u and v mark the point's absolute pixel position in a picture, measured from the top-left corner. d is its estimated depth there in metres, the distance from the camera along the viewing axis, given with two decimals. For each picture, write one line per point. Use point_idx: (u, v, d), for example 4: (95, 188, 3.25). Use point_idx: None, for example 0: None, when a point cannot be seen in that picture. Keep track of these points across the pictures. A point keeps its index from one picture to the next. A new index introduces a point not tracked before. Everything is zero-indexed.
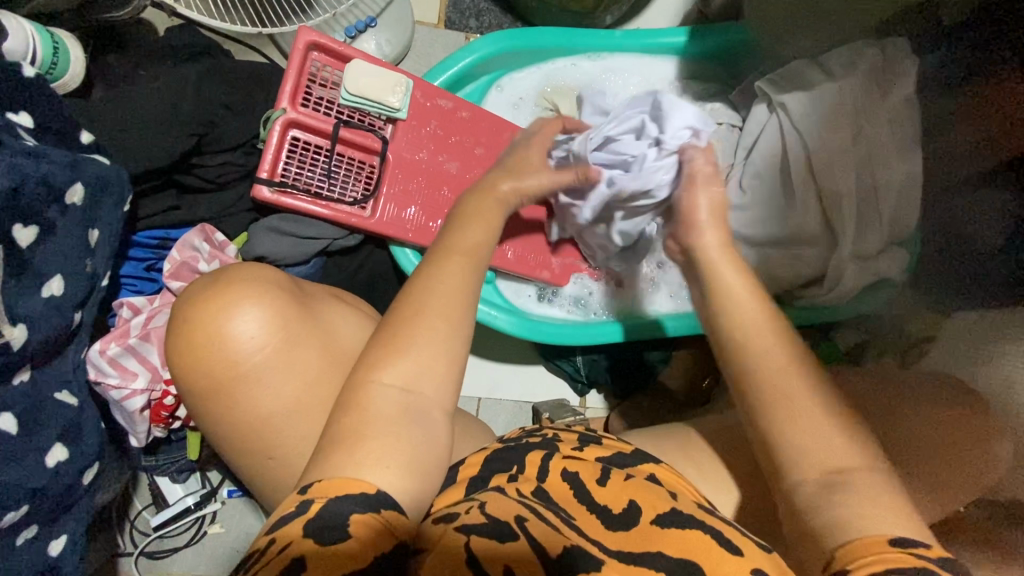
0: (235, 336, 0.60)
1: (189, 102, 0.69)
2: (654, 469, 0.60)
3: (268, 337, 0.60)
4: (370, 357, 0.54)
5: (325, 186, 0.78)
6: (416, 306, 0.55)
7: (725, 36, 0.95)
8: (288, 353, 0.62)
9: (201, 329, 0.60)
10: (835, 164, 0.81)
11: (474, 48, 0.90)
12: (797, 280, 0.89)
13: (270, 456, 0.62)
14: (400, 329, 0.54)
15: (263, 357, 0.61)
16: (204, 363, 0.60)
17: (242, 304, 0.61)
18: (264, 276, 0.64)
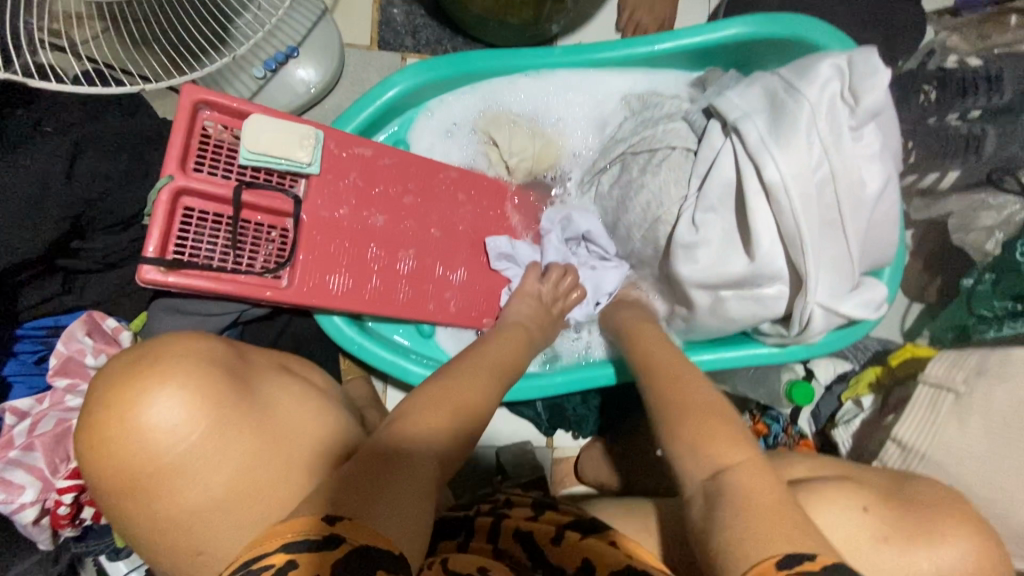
0: (184, 408, 0.54)
1: (60, 180, 0.61)
2: (616, 535, 0.57)
3: (199, 420, 0.53)
4: (415, 417, 0.52)
5: (230, 256, 0.70)
6: (444, 388, 0.57)
7: (677, 47, 0.86)
8: (231, 432, 0.55)
9: (140, 405, 0.52)
10: (798, 197, 0.69)
11: (396, 81, 0.81)
12: (763, 321, 0.78)
13: (199, 551, 0.53)
14: (436, 401, 0.55)
15: (202, 436, 0.54)
16: (132, 448, 0.52)
17: (190, 373, 0.55)
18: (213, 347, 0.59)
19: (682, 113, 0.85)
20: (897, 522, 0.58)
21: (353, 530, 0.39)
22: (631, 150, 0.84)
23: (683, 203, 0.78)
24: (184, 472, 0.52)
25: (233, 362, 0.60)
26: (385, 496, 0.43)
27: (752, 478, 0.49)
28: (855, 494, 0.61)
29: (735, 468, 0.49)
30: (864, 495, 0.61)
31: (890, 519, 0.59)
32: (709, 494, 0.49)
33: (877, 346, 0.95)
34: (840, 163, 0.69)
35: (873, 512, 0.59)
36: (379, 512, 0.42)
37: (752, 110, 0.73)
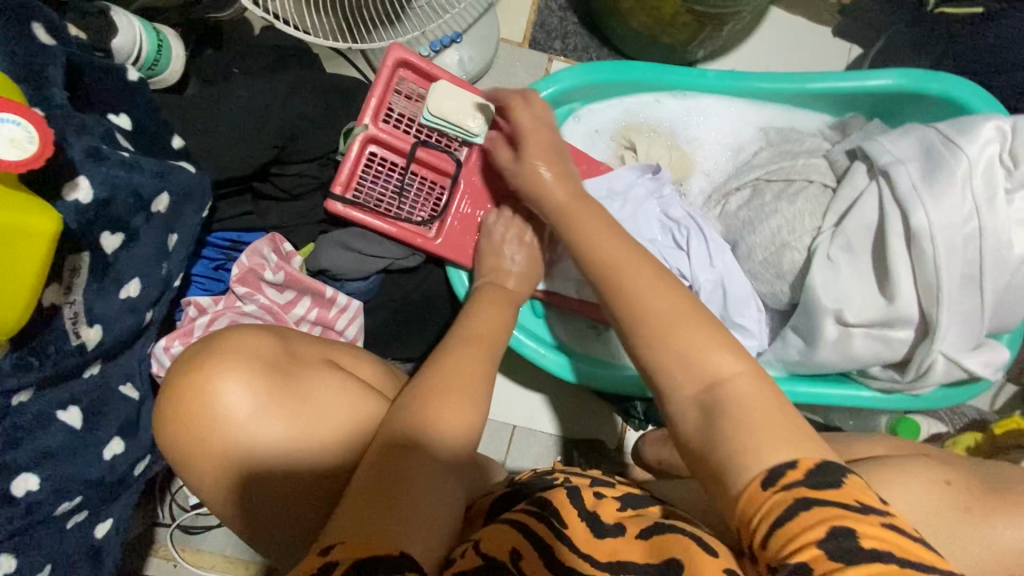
0: (222, 414, 0.51)
1: (275, 114, 0.71)
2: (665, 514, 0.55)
3: (242, 411, 0.51)
4: (405, 419, 0.52)
5: (395, 203, 0.78)
6: (435, 379, 0.55)
7: (829, 88, 0.89)
8: (272, 434, 0.52)
9: (185, 404, 0.51)
10: (942, 246, 0.72)
11: (559, 79, 0.86)
12: (875, 362, 0.80)
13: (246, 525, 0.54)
14: (431, 398, 0.53)
15: (245, 442, 0.51)
16: (185, 442, 0.52)
17: (227, 377, 0.51)
18: (252, 343, 0.54)
19: (823, 150, 0.88)
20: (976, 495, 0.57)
21: (342, 552, 0.40)
22: (767, 177, 0.87)
23: (815, 233, 0.81)
24: (232, 474, 0.52)
25: (276, 361, 0.54)
26: (373, 524, 0.44)
27: (750, 387, 0.47)
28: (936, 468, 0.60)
29: (736, 379, 0.47)
30: (945, 470, 0.60)
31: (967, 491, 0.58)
32: (703, 404, 0.47)
33: (974, 415, 0.94)
34: (989, 222, 0.71)
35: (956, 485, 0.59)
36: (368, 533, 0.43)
37: (905, 156, 0.76)
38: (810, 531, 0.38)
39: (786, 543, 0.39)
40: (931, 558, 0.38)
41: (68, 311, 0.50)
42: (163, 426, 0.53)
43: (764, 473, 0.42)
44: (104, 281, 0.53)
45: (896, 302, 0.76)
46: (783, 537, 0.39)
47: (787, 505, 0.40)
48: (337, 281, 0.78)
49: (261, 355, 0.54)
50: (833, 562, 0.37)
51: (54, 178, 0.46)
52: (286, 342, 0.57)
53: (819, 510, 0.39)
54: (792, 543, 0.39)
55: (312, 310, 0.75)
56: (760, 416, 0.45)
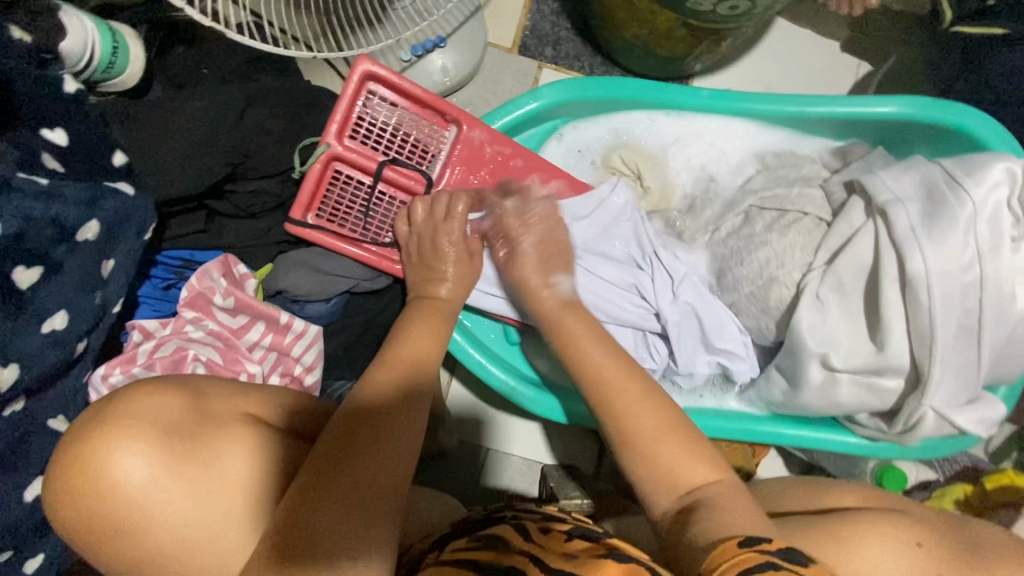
0: (114, 486, 0.45)
1: (230, 129, 0.66)
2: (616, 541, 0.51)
3: (155, 476, 0.46)
4: (329, 467, 0.48)
5: (360, 223, 0.75)
6: (363, 419, 0.52)
7: (834, 112, 0.83)
8: (173, 504, 0.46)
9: (70, 475, 0.45)
10: (938, 296, 0.67)
11: (541, 94, 0.81)
12: (862, 409, 0.76)
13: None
14: (356, 441, 0.50)
15: (143, 514, 0.45)
16: (72, 518, 0.45)
17: (122, 443, 0.45)
18: (156, 402, 0.48)
19: (820, 179, 0.83)
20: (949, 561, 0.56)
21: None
22: (759, 205, 0.82)
23: (805, 269, 0.76)
24: (131, 551, 0.46)
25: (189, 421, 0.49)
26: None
27: (723, 494, 0.52)
28: (908, 528, 0.58)
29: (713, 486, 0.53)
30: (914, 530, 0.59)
31: (939, 556, 0.57)
32: (683, 507, 0.52)
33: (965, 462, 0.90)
34: (992, 271, 0.66)
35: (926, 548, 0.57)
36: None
37: (904, 194, 0.71)
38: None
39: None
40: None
41: None
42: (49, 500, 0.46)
43: (743, 537, 0.44)
44: (22, 318, 0.49)
45: (886, 351, 0.71)
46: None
47: (757, 561, 0.40)
48: (296, 303, 0.75)
49: (167, 414, 0.48)
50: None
51: None
52: (198, 396, 0.51)
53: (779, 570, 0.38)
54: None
55: (267, 336, 0.72)
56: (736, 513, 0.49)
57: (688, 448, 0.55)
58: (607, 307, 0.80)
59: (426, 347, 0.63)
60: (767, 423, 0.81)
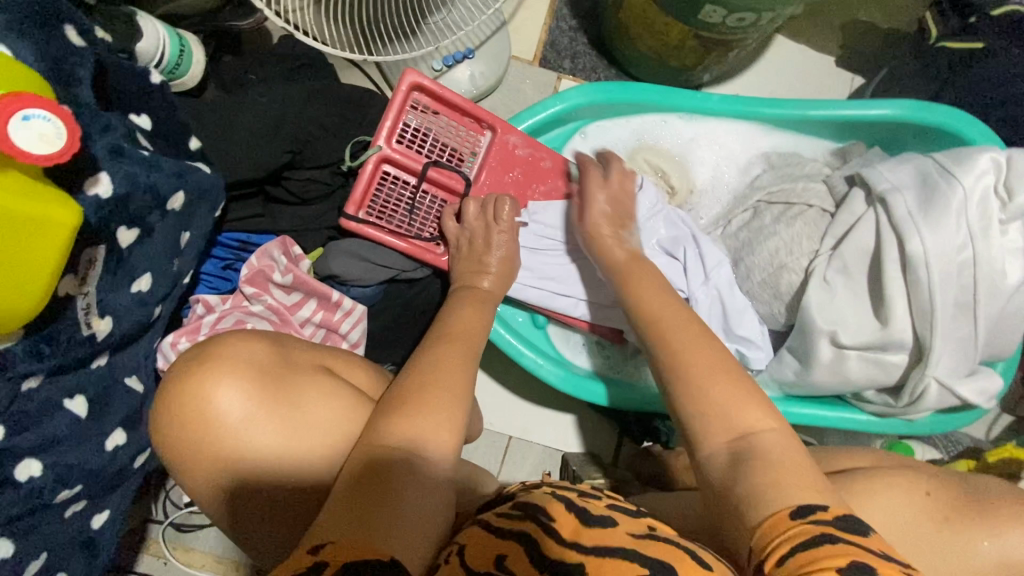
0: (216, 418, 0.53)
1: (290, 121, 0.73)
2: (652, 522, 0.54)
3: (246, 413, 0.54)
4: (388, 419, 0.54)
5: (406, 219, 0.82)
6: (423, 380, 0.58)
7: (835, 114, 0.90)
8: (263, 437, 0.54)
9: (179, 407, 0.54)
10: (936, 274, 0.73)
11: (566, 97, 0.88)
12: (870, 385, 0.81)
13: (245, 518, 0.57)
14: (415, 397, 0.56)
15: (237, 443, 0.54)
16: (180, 443, 0.54)
17: (223, 382, 0.54)
18: (250, 349, 0.57)
19: (824, 175, 0.90)
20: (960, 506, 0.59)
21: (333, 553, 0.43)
22: (767, 199, 0.89)
23: (812, 256, 0.83)
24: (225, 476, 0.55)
25: (271, 368, 0.57)
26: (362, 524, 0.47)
27: (777, 442, 0.51)
28: (916, 478, 0.62)
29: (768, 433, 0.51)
30: (925, 480, 0.62)
31: (953, 506, 0.60)
32: (734, 455, 0.51)
33: (969, 442, 0.95)
34: (984, 251, 0.73)
35: (935, 496, 0.60)
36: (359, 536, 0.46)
37: (902, 183, 0.78)
38: (829, 559, 0.40)
39: (804, 566, 0.40)
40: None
41: (81, 301, 0.51)
42: (158, 430, 0.55)
43: (793, 507, 0.45)
44: (117, 276, 0.54)
45: (889, 327, 0.76)
46: (801, 563, 0.41)
47: (810, 538, 0.42)
48: (343, 285, 0.80)
49: (258, 361, 0.56)
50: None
51: (76, 172, 0.48)
52: (281, 348, 0.59)
53: (839, 545, 0.41)
54: (809, 565, 0.40)
55: (317, 313, 0.77)
56: (786, 471, 0.48)
57: (737, 397, 0.54)
58: None
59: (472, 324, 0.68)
60: (780, 402, 0.86)
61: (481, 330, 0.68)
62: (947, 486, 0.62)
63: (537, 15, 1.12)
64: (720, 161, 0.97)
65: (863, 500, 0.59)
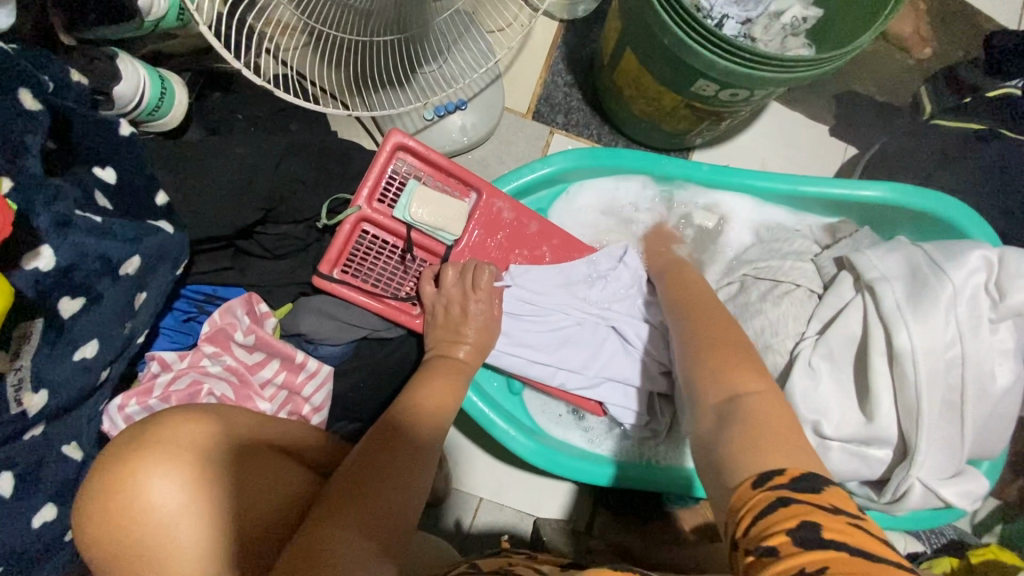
0: (150, 508, 0.50)
1: (266, 175, 0.71)
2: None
3: (190, 497, 0.51)
4: (340, 495, 0.54)
5: (382, 280, 0.79)
6: (379, 457, 0.58)
7: (825, 193, 0.89)
8: (199, 530, 0.51)
9: (110, 496, 0.50)
10: (924, 371, 0.71)
11: (555, 160, 0.87)
12: (852, 478, 0.78)
13: None
14: (371, 472, 0.56)
15: (171, 538, 0.50)
16: (114, 536, 0.50)
17: (164, 467, 0.51)
18: (195, 428, 0.54)
19: (812, 254, 0.89)
20: None
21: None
22: (754, 275, 0.87)
23: (798, 339, 0.80)
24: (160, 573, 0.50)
25: (219, 446, 0.55)
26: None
27: (764, 405, 0.55)
28: None
29: (749, 396, 0.56)
30: None
31: None
32: (721, 414, 0.56)
33: (951, 534, 0.92)
34: (972, 350, 0.71)
35: None
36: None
37: (890, 272, 0.76)
38: (781, 524, 0.42)
39: (762, 531, 0.42)
40: (887, 555, 0.40)
41: (12, 377, 0.48)
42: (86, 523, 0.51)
43: (755, 477, 0.47)
44: (57, 346, 0.51)
45: (875, 421, 0.74)
46: (761, 528, 0.43)
47: (768, 502, 0.44)
48: (311, 344, 0.77)
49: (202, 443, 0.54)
50: (797, 546, 0.40)
51: (17, 246, 0.45)
52: (231, 423, 0.58)
53: (791, 508, 0.43)
54: (767, 532, 0.42)
55: (279, 374, 0.74)
56: (763, 438, 0.51)
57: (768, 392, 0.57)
58: (614, 367, 0.84)
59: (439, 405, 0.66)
60: None
61: (449, 404, 0.68)
62: None
63: (532, 68, 1.11)
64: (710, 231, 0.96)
65: None
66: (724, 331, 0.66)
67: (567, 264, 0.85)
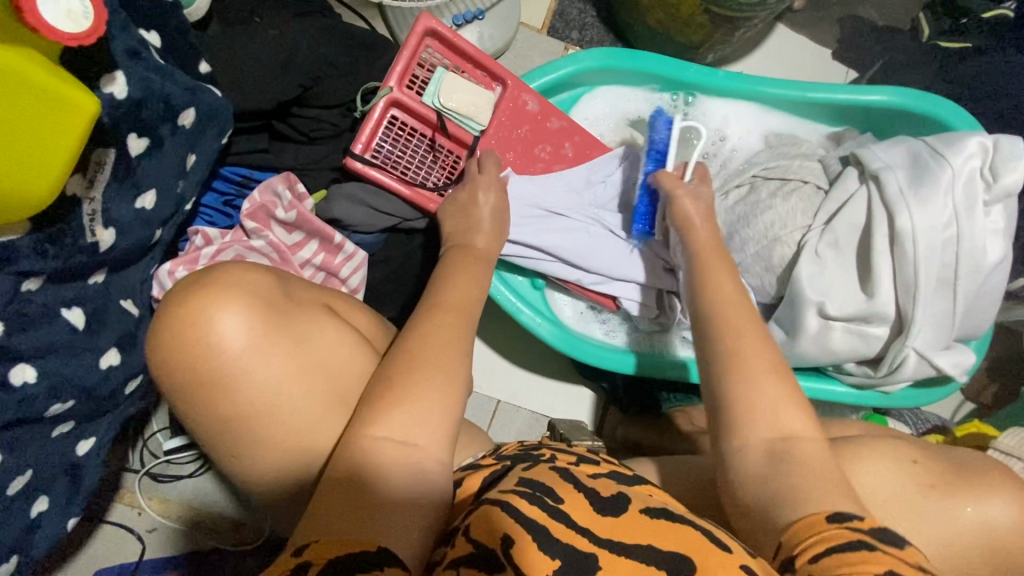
0: (219, 345, 0.54)
1: (303, 55, 0.72)
2: (653, 492, 0.56)
3: (253, 341, 0.54)
4: (376, 401, 0.54)
5: (411, 167, 0.82)
6: (414, 359, 0.56)
7: (830, 98, 0.94)
8: (267, 368, 0.55)
9: (178, 332, 0.53)
10: (923, 248, 0.76)
11: (577, 59, 0.89)
12: (851, 357, 0.84)
13: (235, 453, 0.57)
14: (413, 372, 0.55)
15: (240, 372, 0.54)
16: (181, 367, 0.54)
17: (227, 310, 0.54)
18: (251, 281, 0.57)
19: (818, 156, 0.93)
20: (943, 474, 0.63)
21: (318, 551, 0.44)
22: (764, 174, 0.90)
23: (804, 231, 0.85)
24: (226, 406, 0.55)
25: (275, 301, 0.57)
26: (355, 509, 0.48)
27: (816, 449, 0.52)
28: (905, 448, 0.66)
29: (802, 439, 0.52)
30: (913, 450, 0.66)
31: (936, 471, 0.64)
32: (774, 452, 0.52)
33: (935, 421, 1.00)
34: (967, 229, 0.76)
35: (922, 465, 0.64)
36: (349, 522, 0.47)
37: (893, 163, 0.81)
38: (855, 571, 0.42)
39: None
40: None
41: (87, 207, 0.50)
42: (156, 352, 0.55)
43: (831, 509, 0.47)
44: (124, 185, 0.53)
45: (875, 298, 0.80)
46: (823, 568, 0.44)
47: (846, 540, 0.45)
48: (346, 230, 0.80)
49: (259, 293, 0.57)
50: None
51: (94, 68, 0.47)
52: (283, 285, 0.60)
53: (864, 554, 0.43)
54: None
55: (318, 255, 0.76)
56: (823, 479, 0.49)
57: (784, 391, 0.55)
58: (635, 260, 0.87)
59: (478, 270, 0.68)
60: None
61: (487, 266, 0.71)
62: (933, 456, 0.66)
63: None
64: (720, 138, 1.00)
65: (846, 462, 0.63)
66: (753, 329, 0.58)
67: (589, 161, 0.88)
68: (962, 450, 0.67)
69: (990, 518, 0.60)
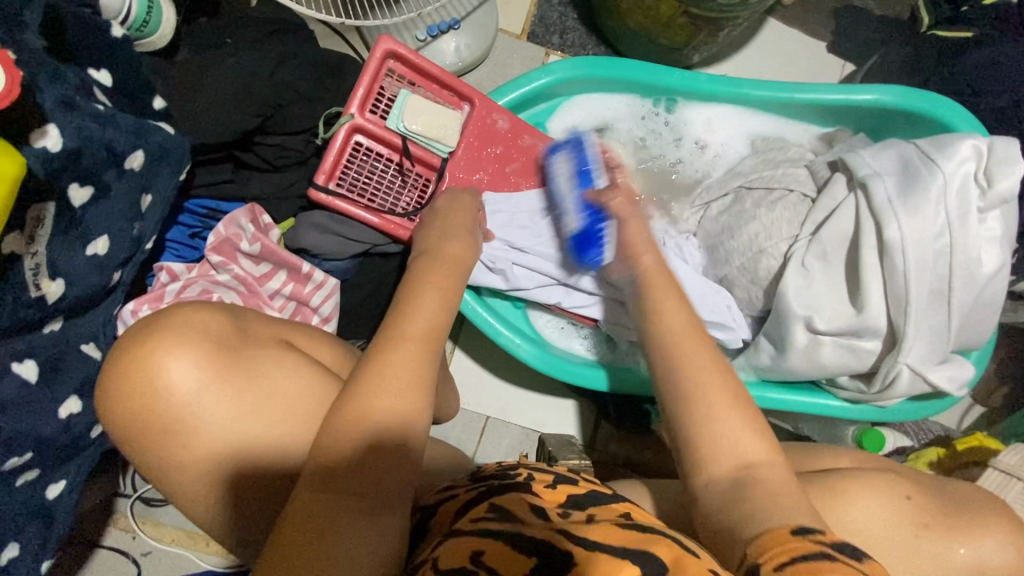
0: (167, 389, 0.53)
1: (262, 83, 0.70)
2: (629, 508, 0.50)
3: (201, 382, 0.53)
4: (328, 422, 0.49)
5: (380, 192, 0.80)
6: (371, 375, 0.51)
7: (818, 99, 0.89)
8: (218, 408, 0.54)
9: (127, 379, 0.53)
10: (912, 259, 0.73)
11: (552, 70, 0.86)
12: (844, 371, 0.81)
13: (194, 499, 0.56)
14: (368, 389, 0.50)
15: (192, 414, 0.54)
16: (133, 414, 0.54)
17: (172, 352, 0.53)
18: (199, 320, 0.56)
19: (806, 161, 0.89)
20: (938, 514, 0.60)
21: None
22: (748, 185, 0.87)
23: (791, 242, 0.81)
24: (180, 451, 0.54)
25: (226, 338, 0.56)
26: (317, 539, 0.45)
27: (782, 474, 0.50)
28: (898, 483, 0.62)
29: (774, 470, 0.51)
30: (904, 484, 0.62)
31: (929, 508, 0.60)
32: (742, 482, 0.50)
33: (939, 431, 0.96)
34: (960, 239, 0.73)
35: (916, 501, 0.61)
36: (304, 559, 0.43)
37: (883, 169, 0.77)
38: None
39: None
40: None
41: (29, 261, 0.50)
42: (107, 403, 0.55)
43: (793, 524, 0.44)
44: (69, 235, 0.52)
45: (865, 312, 0.76)
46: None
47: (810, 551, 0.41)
48: (315, 258, 0.78)
49: (209, 332, 0.56)
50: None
51: (23, 124, 0.46)
52: (237, 319, 0.59)
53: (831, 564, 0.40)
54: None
55: (287, 285, 0.76)
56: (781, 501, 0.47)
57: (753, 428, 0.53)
58: None
59: None
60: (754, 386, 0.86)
61: None
62: (924, 490, 0.62)
63: None
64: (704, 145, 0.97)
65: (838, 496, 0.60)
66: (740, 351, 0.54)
67: None
68: (959, 486, 0.65)
69: (984, 559, 0.58)
